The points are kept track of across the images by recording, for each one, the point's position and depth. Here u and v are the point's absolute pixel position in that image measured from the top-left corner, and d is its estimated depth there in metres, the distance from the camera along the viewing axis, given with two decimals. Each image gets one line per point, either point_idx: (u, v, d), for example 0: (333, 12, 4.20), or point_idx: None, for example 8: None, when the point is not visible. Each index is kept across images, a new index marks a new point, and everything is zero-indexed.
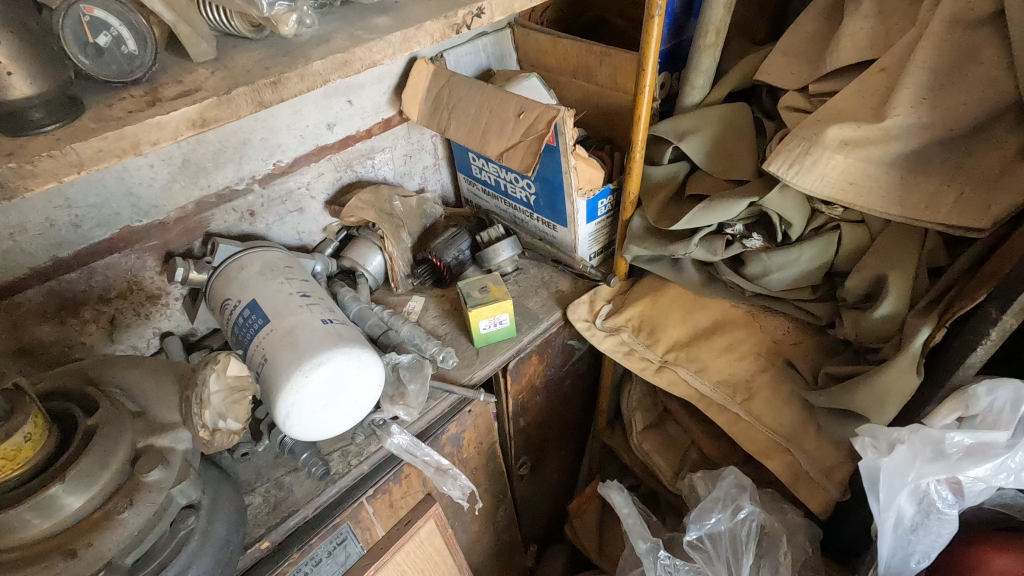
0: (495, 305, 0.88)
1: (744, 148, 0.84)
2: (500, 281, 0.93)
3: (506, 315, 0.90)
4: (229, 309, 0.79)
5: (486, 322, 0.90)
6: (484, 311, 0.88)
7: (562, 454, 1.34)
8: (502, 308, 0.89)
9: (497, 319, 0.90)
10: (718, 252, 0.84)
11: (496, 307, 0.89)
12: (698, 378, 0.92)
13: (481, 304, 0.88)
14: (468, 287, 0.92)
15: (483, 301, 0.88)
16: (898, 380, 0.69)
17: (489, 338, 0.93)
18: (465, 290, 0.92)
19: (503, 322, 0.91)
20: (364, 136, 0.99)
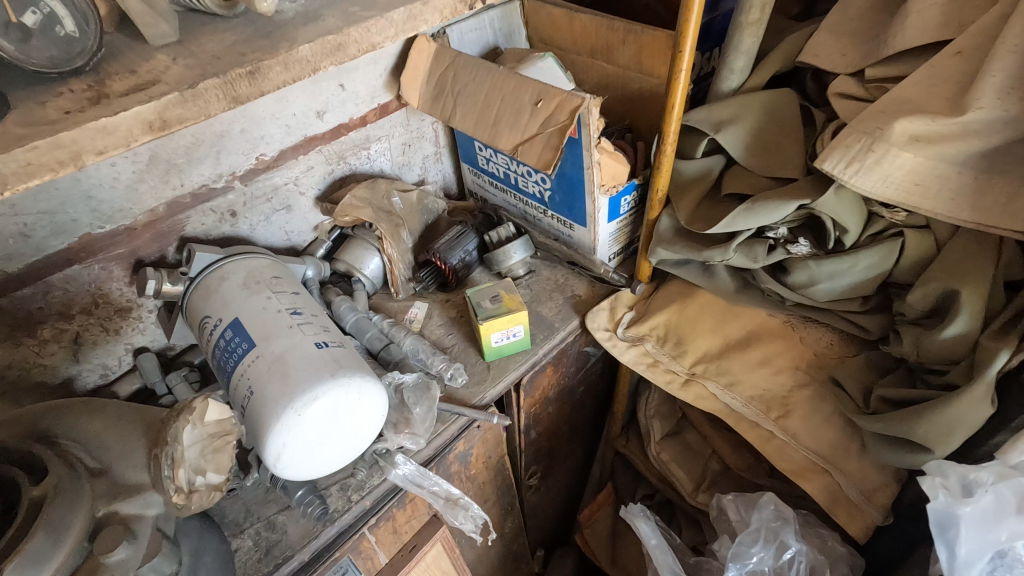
0: (509, 316, 0.79)
1: (790, 142, 0.74)
2: (512, 288, 0.84)
3: (521, 326, 0.82)
4: (209, 328, 0.69)
5: (499, 335, 0.81)
6: (497, 323, 0.79)
7: (572, 459, 1.27)
8: (517, 319, 0.80)
9: (511, 331, 0.81)
10: (759, 259, 0.75)
11: (509, 318, 0.80)
12: (730, 393, 0.84)
13: (494, 316, 0.79)
14: (478, 295, 0.83)
15: (496, 313, 0.79)
16: (971, 410, 0.61)
17: (501, 352, 0.84)
18: (473, 299, 0.82)
19: (517, 334, 0.82)
20: (358, 124, 0.88)
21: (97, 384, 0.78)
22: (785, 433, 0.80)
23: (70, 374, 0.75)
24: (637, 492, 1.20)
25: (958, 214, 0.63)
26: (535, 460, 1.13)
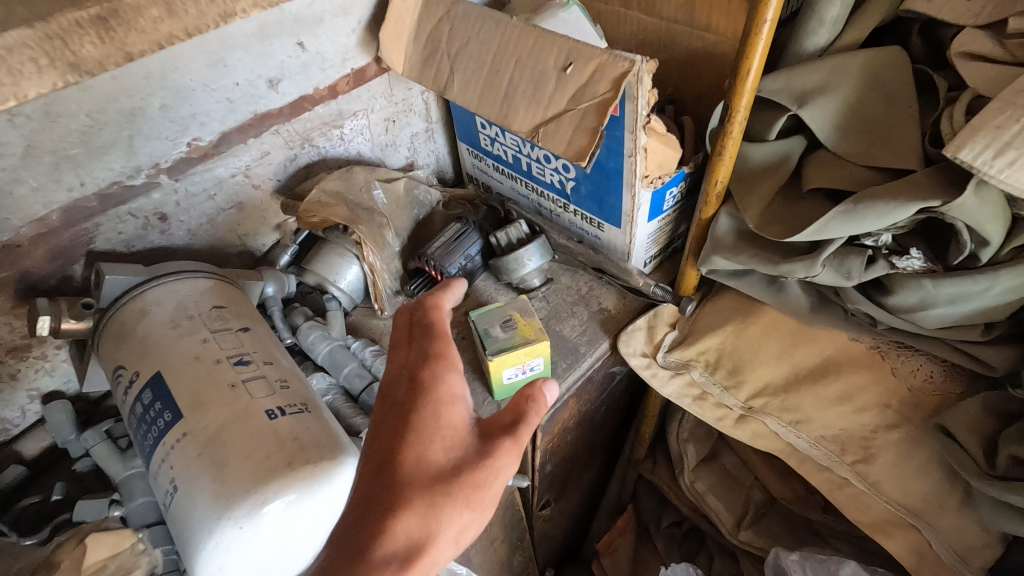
0: (526, 349, 0.62)
1: (903, 120, 0.56)
2: (530, 309, 0.65)
3: (541, 358, 0.64)
4: (124, 384, 0.51)
5: (512, 371, 0.64)
6: (509, 358, 0.62)
7: (588, 480, 1.12)
8: (536, 352, 0.62)
9: (528, 365, 0.64)
10: (853, 275, 0.58)
11: (526, 351, 0.62)
12: (798, 434, 0.68)
13: (506, 349, 0.61)
14: (486, 319, 0.65)
15: (510, 345, 0.61)
16: None
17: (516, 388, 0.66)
18: (479, 325, 0.65)
19: (536, 367, 0.65)
20: (327, 95, 0.68)
21: None
22: (871, 487, 0.64)
23: None
24: (663, 519, 1.06)
25: None
26: (548, 490, 0.97)
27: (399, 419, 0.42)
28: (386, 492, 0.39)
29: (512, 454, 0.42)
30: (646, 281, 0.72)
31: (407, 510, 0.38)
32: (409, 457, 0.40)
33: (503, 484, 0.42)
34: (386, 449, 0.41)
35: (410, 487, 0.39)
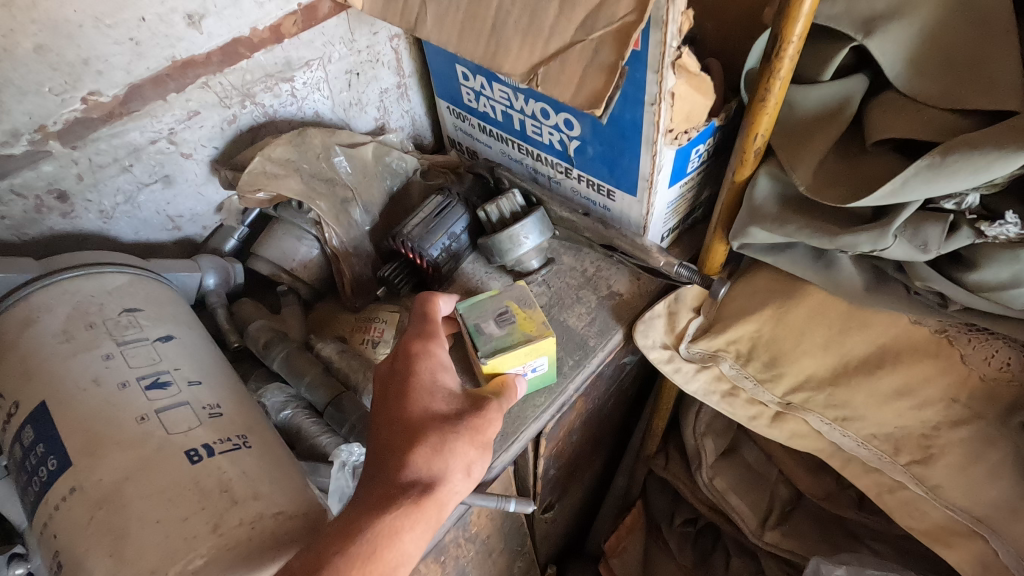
0: (532, 345, 0.50)
1: (1000, 48, 0.44)
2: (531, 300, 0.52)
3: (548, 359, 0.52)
4: (2, 419, 0.39)
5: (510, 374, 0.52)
6: (509, 357, 0.50)
7: (593, 476, 1.03)
8: (544, 349, 0.50)
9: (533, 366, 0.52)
10: (930, 248, 0.47)
11: (532, 348, 0.50)
12: (845, 434, 0.58)
13: (506, 346, 0.49)
14: (477, 314, 0.51)
15: (511, 341, 0.49)
16: None
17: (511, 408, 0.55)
18: (466, 321, 0.52)
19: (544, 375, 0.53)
20: (269, 39, 0.55)
21: None
22: (933, 493, 0.55)
23: None
24: (677, 517, 0.96)
25: None
26: (551, 492, 0.87)
27: (400, 373, 0.43)
28: (399, 433, 0.39)
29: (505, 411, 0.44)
30: (668, 260, 0.60)
31: (422, 452, 0.37)
32: (416, 403, 0.41)
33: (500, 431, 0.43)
34: (393, 398, 0.41)
35: (424, 425, 0.39)
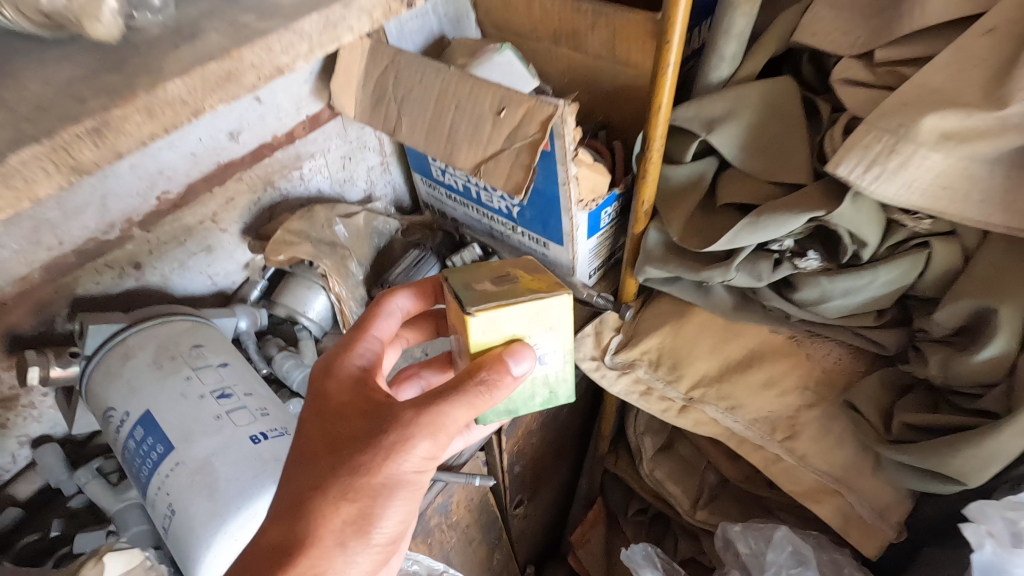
0: (538, 305, 0.47)
1: (795, 141, 0.64)
2: (539, 266, 0.54)
3: (556, 333, 0.49)
4: (115, 425, 0.56)
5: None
6: (506, 321, 0.46)
7: (559, 477, 1.19)
8: (551, 318, 0.48)
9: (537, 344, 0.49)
10: (763, 277, 0.66)
11: (538, 310, 0.47)
12: (731, 418, 0.76)
13: (507, 302, 0.46)
14: (471, 273, 0.51)
15: (514, 298, 0.46)
16: (1006, 445, 0.55)
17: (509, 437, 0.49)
18: (458, 284, 0.49)
19: (554, 366, 0.52)
20: (285, 142, 0.74)
21: None
22: (795, 458, 0.73)
23: None
24: (630, 508, 1.13)
25: (993, 218, 0.55)
26: (520, 489, 1.04)
27: (319, 400, 0.48)
28: (301, 476, 0.45)
29: (429, 422, 0.43)
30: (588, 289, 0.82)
31: (310, 503, 0.43)
32: (320, 441, 0.46)
33: (423, 448, 0.44)
34: (313, 429, 0.47)
35: (314, 475, 0.44)
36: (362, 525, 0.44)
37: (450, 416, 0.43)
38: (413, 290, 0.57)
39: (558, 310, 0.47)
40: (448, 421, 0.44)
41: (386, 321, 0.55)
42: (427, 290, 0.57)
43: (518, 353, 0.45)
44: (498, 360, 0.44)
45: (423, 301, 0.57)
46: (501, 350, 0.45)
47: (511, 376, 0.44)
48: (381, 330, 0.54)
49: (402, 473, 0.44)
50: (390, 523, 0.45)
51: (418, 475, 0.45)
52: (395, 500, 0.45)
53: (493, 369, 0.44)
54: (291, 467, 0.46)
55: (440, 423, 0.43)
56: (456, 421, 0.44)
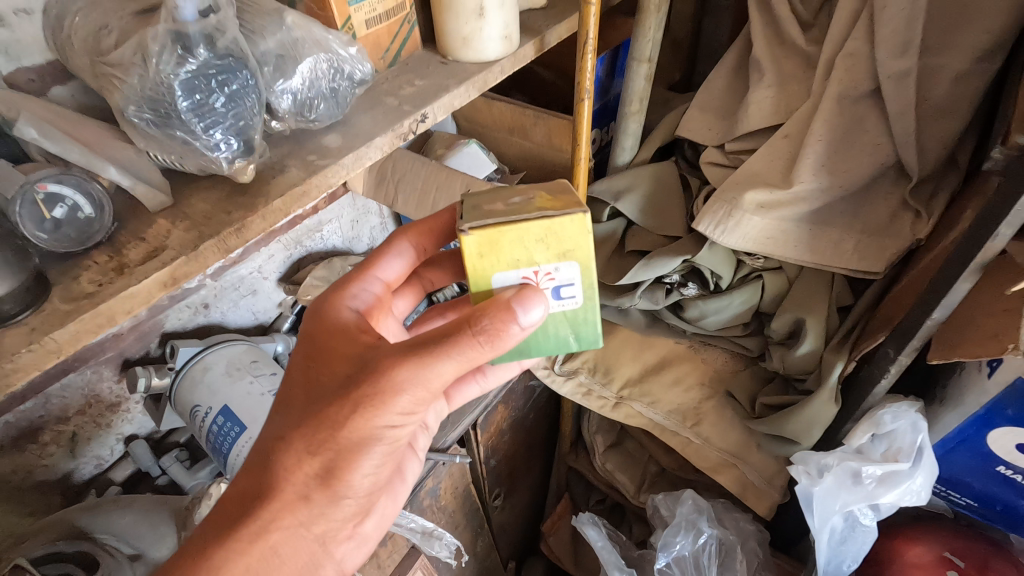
0: (545, 225, 0.47)
1: (675, 205, 0.92)
2: (570, 189, 0.52)
3: (571, 259, 0.49)
4: (199, 417, 0.79)
5: (509, 275, 0.49)
6: (510, 241, 0.48)
7: (531, 477, 1.41)
8: (562, 242, 0.48)
9: (552, 270, 0.50)
10: (660, 301, 0.93)
11: (547, 233, 0.48)
12: (651, 409, 1.01)
13: (513, 221, 0.47)
14: (489, 195, 0.52)
15: (522, 216, 0.47)
16: (820, 412, 0.81)
17: (526, 353, 0.57)
18: (472, 206, 0.50)
19: (575, 299, 0.53)
20: (311, 212, 1.00)
21: (93, 474, 0.86)
22: (702, 439, 0.96)
23: (69, 469, 0.83)
24: (591, 500, 1.34)
25: (801, 257, 0.81)
26: (498, 483, 1.25)
27: (312, 343, 0.51)
28: (282, 420, 0.48)
29: (409, 376, 0.44)
30: None
31: (281, 450, 0.47)
32: (306, 386, 0.49)
33: (397, 401, 0.45)
34: (302, 372, 0.50)
35: (291, 423, 0.48)
36: (327, 477, 0.47)
37: (433, 369, 0.44)
38: (410, 228, 0.62)
39: (571, 232, 0.48)
40: (429, 375, 0.44)
41: (390, 264, 0.61)
42: (424, 228, 0.61)
43: (528, 296, 0.46)
44: (504, 306, 0.45)
45: (423, 241, 0.62)
46: (509, 296, 0.46)
47: (511, 325, 0.45)
48: (383, 271, 0.60)
49: (372, 428, 0.46)
50: (358, 475, 0.49)
51: (391, 429, 0.47)
52: (363, 453, 0.47)
53: (495, 318, 0.44)
54: (279, 406, 0.50)
55: (422, 374, 0.44)
56: (442, 373, 0.45)
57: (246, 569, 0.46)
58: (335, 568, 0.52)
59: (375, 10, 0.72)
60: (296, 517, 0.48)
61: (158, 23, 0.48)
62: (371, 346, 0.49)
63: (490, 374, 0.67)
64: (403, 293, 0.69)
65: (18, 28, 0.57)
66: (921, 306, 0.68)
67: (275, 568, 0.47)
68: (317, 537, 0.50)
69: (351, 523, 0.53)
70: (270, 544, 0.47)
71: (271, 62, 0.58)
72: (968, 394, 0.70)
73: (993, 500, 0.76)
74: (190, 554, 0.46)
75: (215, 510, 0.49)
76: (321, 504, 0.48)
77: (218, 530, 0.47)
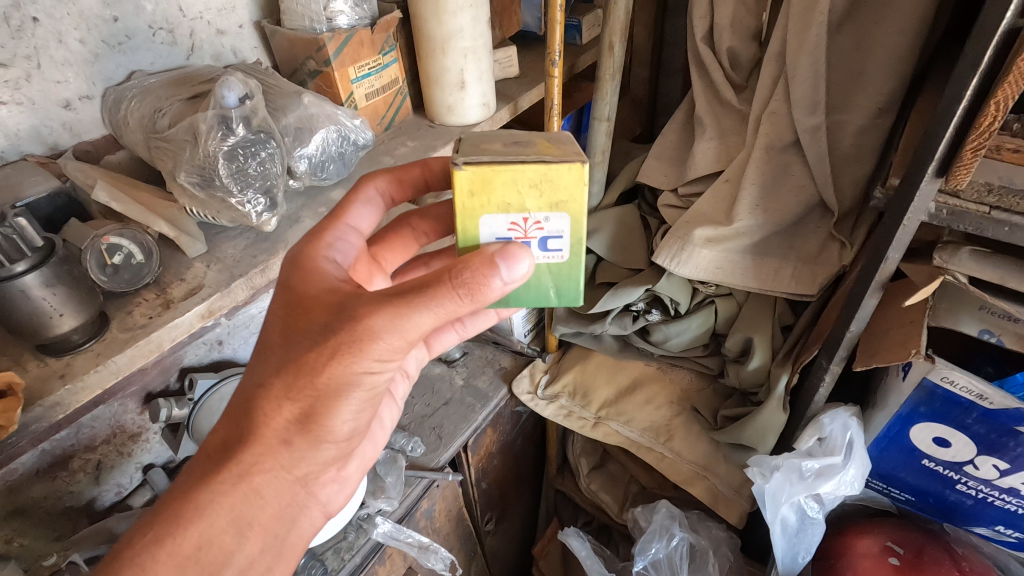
0: (540, 171, 0.49)
1: (637, 242, 1.05)
2: (571, 142, 0.54)
3: (563, 210, 0.51)
4: None
5: (497, 219, 0.51)
6: (502, 183, 0.49)
7: (521, 503, 1.47)
8: (556, 191, 0.50)
9: (542, 220, 0.51)
10: (628, 327, 1.05)
11: (540, 177, 0.49)
12: (627, 427, 1.10)
13: (508, 163, 0.49)
14: (490, 137, 0.54)
15: (519, 159, 0.49)
16: (771, 419, 0.91)
17: (508, 304, 0.58)
18: (471, 145, 0.52)
19: (562, 253, 0.54)
20: None
21: (113, 502, 0.91)
22: (674, 453, 1.05)
23: (92, 495, 0.88)
24: (578, 522, 1.41)
25: (748, 283, 0.93)
26: (490, 508, 1.31)
27: (291, 293, 0.52)
28: (263, 368, 0.51)
29: (385, 323, 0.46)
30: (522, 344, 1.22)
31: (261, 398, 0.50)
32: (285, 335, 0.51)
33: (374, 348, 0.47)
34: (282, 321, 0.51)
35: (270, 370, 0.50)
36: (307, 422, 0.51)
37: (411, 319, 0.46)
38: (392, 174, 0.64)
39: (566, 182, 0.49)
40: (406, 325, 0.46)
41: (365, 208, 0.61)
42: (402, 174, 0.64)
43: (512, 252, 0.47)
44: (487, 261, 0.46)
45: (400, 186, 0.64)
46: (494, 250, 0.47)
47: (492, 281, 0.46)
48: (360, 216, 0.60)
49: (349, 375, 0.48)
50: (337, 421, 0.52)
51: (369, 376, 0.49)
52: (340, 399, 0.50)
53: (476, 271, 0.46)
54: (262, 353, 0.53)
55: (398, 322, 0.46)
56: (420, 323, 0.47)
57: (230, 506, 0.51)
58: (319, 507, 0.58)
59: (372, 85, 0.85)
60: (278, 460, 0.52)
61: (207, 109, 0.63)
62: (350, 294, 0.50)
63: (467, 323, 0.72)
64: (393, 246, 0.70)
65: (81, 111, 0.73)
66: (843, 320, 0.80)
67: (258, 506, 0.52)
68: (298, 480, 0.54)
69: (332, 466, 0.57)
70: (253, 485, 0.52)
71: (291, 134, 0.71)
72: (890, 396, 0.81)
73: (925, 492, 0.86)
74: (179, 494, 0.51)
75: (202, 453, 0.54)
76: (301, 449, 0.52)
77: (205, 472, 0.52)
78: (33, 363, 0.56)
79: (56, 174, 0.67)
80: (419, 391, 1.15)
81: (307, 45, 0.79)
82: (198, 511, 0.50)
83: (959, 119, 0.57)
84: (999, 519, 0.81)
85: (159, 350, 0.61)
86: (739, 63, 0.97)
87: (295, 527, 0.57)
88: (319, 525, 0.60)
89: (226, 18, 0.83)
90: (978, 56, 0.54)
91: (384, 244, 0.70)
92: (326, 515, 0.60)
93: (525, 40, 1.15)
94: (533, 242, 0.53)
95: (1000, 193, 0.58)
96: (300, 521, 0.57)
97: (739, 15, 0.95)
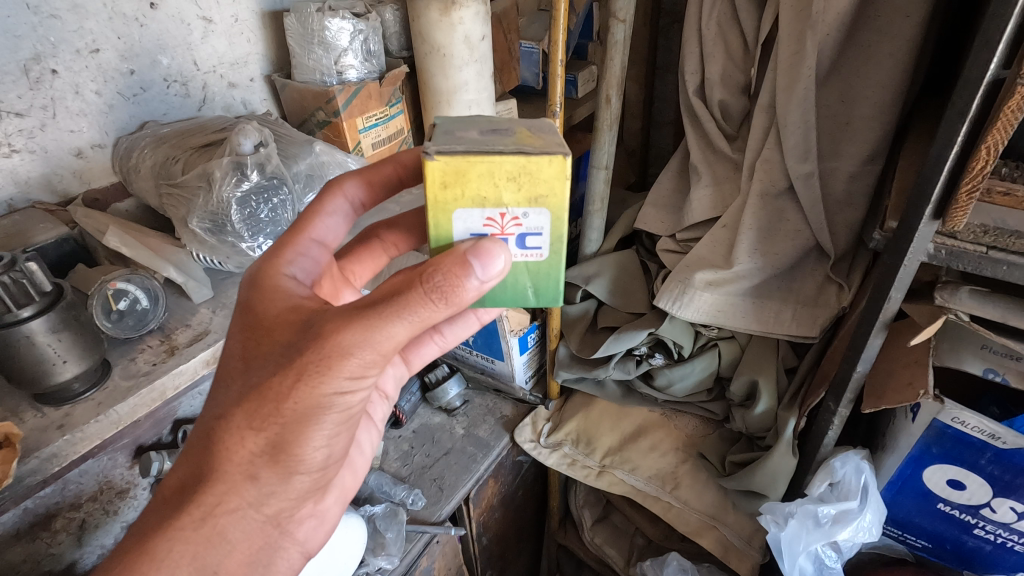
0: (519, 163, 0.48)
1: (638, 286, 1.06)
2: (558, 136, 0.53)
3: (541, 204, 0.50)
4: None
5: (472, 214, 0.50)
6: (478, 175, 0.48)
7: (521, 559, 1.41)
8: (536, 185, 0.49)
9: (520, 215, 0.50)
10: (631, 371, 1.05)
11: (518, 170, 0.48)
12: (633, 475, 1.08)
13: (484, 153, 0.48)
14: (466, 125, 0.53)
15: (497, 150, 0.48)
16: (781, 463, 0.89)
17: (485, 306, 0.57)
18: (445, 133, 0.51)
19: (540, 253, 0.53)
20: None
21: (94, 562, 0.86)
22: (681, 502, 1.02)
23: (74, 558, 0.83)
24: None
25: (749, 325, 0.93)
26: (490, 565, 1.25)
27: (250, 316, 0.51)
28: (224, 398, 0.49)
29: (354, 339, 0.45)
30: (524, 391, 1.21)
31: (223, 430, 0.48)
32: (246, 361, 0.50)
33: (345, 365, 0.46)
34: (241, 346, 0.50)
35: (232, 400, 0.49)
36: (275, 453, 0.49)
37: (383, 331, 0.45)
38: (361, 175, 0.62)
39: (546, 176, 0.49)
40: (378, 338, 0.45)
41: (332, 219, 0.60)
42: (373, 177, 0.62)
43: (486, 250, 0.46)
44: (460, 261, 0.45)
45: (371, 191, 0.62)
46: (467, 249, 0.46)
47: (467, 279, 0.45)
48: (326, 227, 0.59)
49: (319, 396, 0.46)
50: (309, 448, 0.50)
51: (341, 396, 0.47)
52: (311, 423, 0.48)
53: (448, 274, 0.45)
54: (222, 383, 0.51)
55: (370, 336, 0.45)
56: (394, 335, 0.46)
57: (193, 554, 0.49)
58: (296, 547, 0.56)
59: (378, 135, 0.88)
60: (244, 497, 0.49)
61: (223, 156, 0.64)
62: (315, 312, 0.49)
63: (445, 333, 0.70)
64: (361, 259, 0.70)
65: (92, 159, 0.73)
66: (847, 361, 0.80)
67: (224, 552, 0.50)
68: (269, 520, 0.52)
69: (308, 501, 0.54)
70: (219, 528, 0.49)
71: (302, 180, 0.73)
72: (901, 437, 0.81)
73: (942, 538, 0.84)
74: (135, 544, 0.49)
75: (160, 498, 0.51)
76: (270, 483, 0.50)
77: (163, 517, 0.49)
78: (29, 414, 0.54)
79: (65, 221, 0.68)
80: (419, 441, 1.12)
81: (317, 97, 0.82)
82: (154, 563, 0.48)
83: (951, 165, 0.59)
84: (1019, 565, 0.79)
85: (159, 400, 0.59)
86: (730, 114, 1.01)
87: (271, 571, 0.54)
88: (297, 566, 0.57)
89: (239, 72, 0.85)
90: (965, 105, 0.57)
91: (352, 259, 0.69)
92: (305, 555, 0.58)
93: (523, 94, 1.19)
94: (511, 239, 0.52)
95: (996, 234, 0.60)
96: (276, 563, 0.55)
97: (729, 70, 0.99)
